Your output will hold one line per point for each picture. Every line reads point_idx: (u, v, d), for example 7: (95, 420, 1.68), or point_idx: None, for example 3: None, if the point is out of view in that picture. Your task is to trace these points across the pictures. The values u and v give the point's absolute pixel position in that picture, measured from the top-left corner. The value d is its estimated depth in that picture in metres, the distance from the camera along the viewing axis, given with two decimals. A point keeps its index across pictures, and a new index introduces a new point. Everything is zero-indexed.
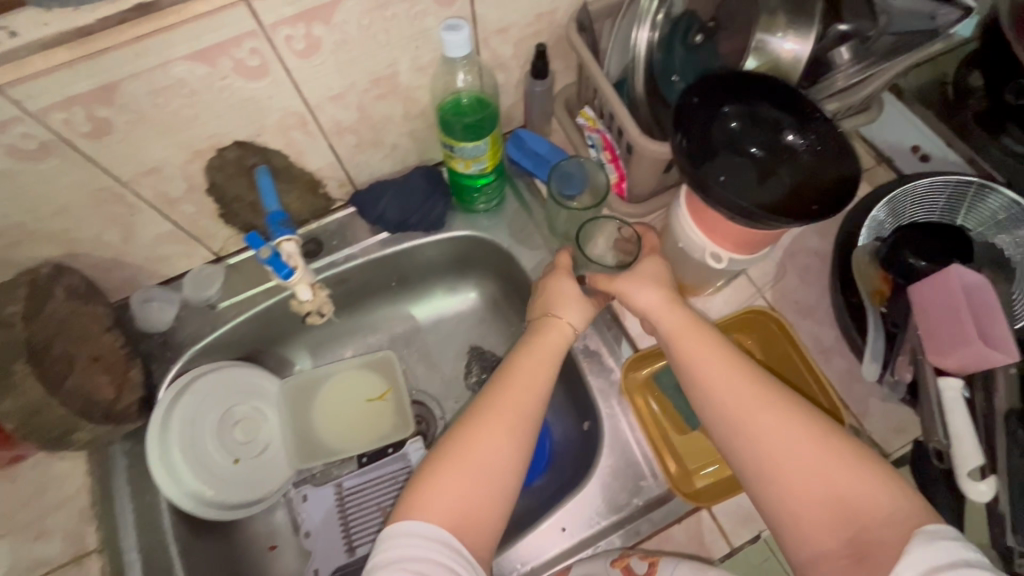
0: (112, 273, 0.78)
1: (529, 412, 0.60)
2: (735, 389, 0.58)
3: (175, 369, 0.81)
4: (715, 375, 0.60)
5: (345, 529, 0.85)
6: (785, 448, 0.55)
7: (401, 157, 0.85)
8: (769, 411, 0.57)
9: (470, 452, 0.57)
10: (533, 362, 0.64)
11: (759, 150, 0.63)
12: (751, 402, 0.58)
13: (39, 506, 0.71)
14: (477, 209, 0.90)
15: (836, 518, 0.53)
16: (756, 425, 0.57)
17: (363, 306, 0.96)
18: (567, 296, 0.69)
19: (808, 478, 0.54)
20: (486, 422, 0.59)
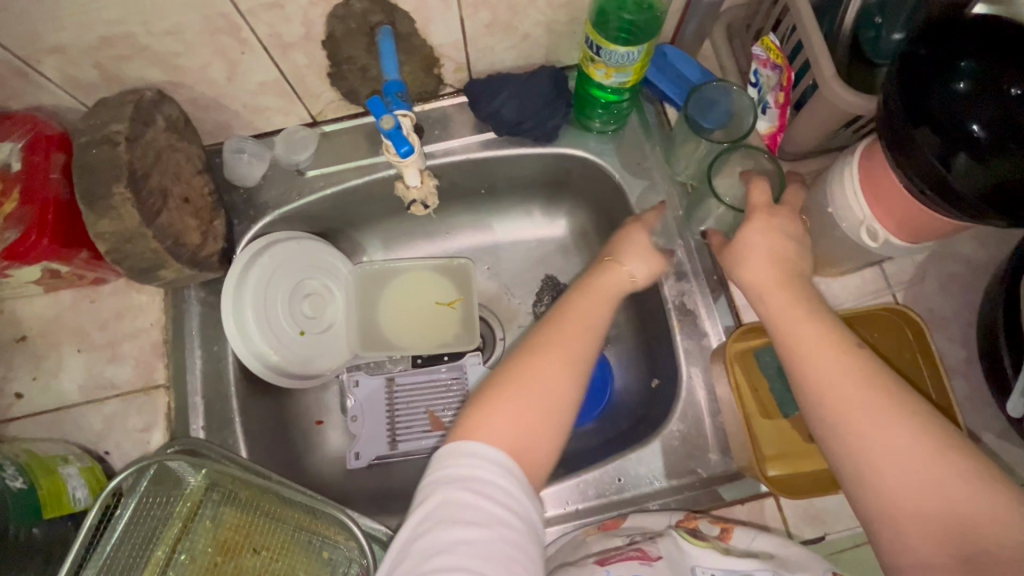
0: (208, 114, 0.73)
1: (581, 356, 0.56)
2: (840, 368, 0.50)
3: (255, 229, 0.79)
4: (817, 350, 0.51)
5: (391, 423, 0.86)
6: (894, 443, 0.47)
7: (529, 51, 0.76)
8: (877, 398, 0.48)
9: (523, 386, 0.53)
10: (590, 308, 0.59)
11: (981, 129, 0.50)
12: (856, 385, 0.49)
13: (117, 332, 0.72)
14: (593, 127, 0.80)
15: (954, 530, 0.44)
16: (861, 413, 0.48)
17: (447, 208, 0.91)
18: (634, 246, 0.65)
19: (922, 478, 0.45)
20: (539, 354, 0.55)
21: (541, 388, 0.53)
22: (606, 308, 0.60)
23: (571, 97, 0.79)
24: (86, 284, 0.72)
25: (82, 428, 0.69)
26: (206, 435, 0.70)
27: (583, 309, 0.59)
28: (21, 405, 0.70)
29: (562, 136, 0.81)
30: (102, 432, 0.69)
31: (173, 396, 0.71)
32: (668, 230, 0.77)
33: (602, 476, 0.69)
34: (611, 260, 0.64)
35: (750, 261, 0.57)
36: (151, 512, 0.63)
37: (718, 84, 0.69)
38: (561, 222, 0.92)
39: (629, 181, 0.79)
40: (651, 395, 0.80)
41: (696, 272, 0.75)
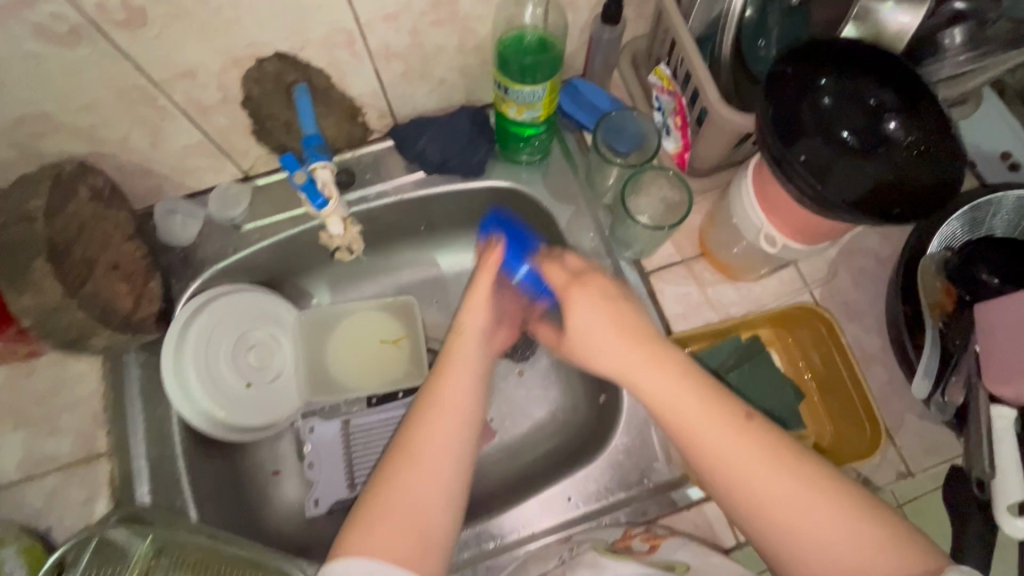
0: (136, 179, 0.74)
1: (462, 418, 0.54)
2: (694, 420, 0.50)
3: (195, 287, 0.79)
4: (700, 418, 0.49)
5: (348, 465, 0.86)
6: (762, 482, 0.47)
7: (448, 93, 0.79)
8: (745, 449, 0.48)
9: (402, 481, 0.50)
10: (458, 363, 0.57)
11: (849, 137, 0.58)
12: (727, 438, 0.48)
13: (55, 404, 0.72)
14: (520, 159, 0.84)
15: (834, 559, 0.44)
16: (728, 463, 0.48)
17: (388, 247, 0.93)
18: (459, 377, 0.56)
19: (793, 510, 0.45)
20: (411, 441, 0.52)
21: (424, 483, 0.50)
22: (476, 369, 0.57)
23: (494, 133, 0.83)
24: (20, 358, 0.72)
25: (22, 507, 0.68)
26: (153, 499, 0.69)
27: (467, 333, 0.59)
28: None
29: (489, 170, 0.84)
30: (43, 509, 0.68)
31: (115, 463, 0.70)
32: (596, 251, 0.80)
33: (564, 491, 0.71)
34: (452, 329, 0.60)
35: (587, 325, 0.56)
36: None
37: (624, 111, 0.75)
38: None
39: (556, 207, 0.82)
40: (599, 411, 0.82)
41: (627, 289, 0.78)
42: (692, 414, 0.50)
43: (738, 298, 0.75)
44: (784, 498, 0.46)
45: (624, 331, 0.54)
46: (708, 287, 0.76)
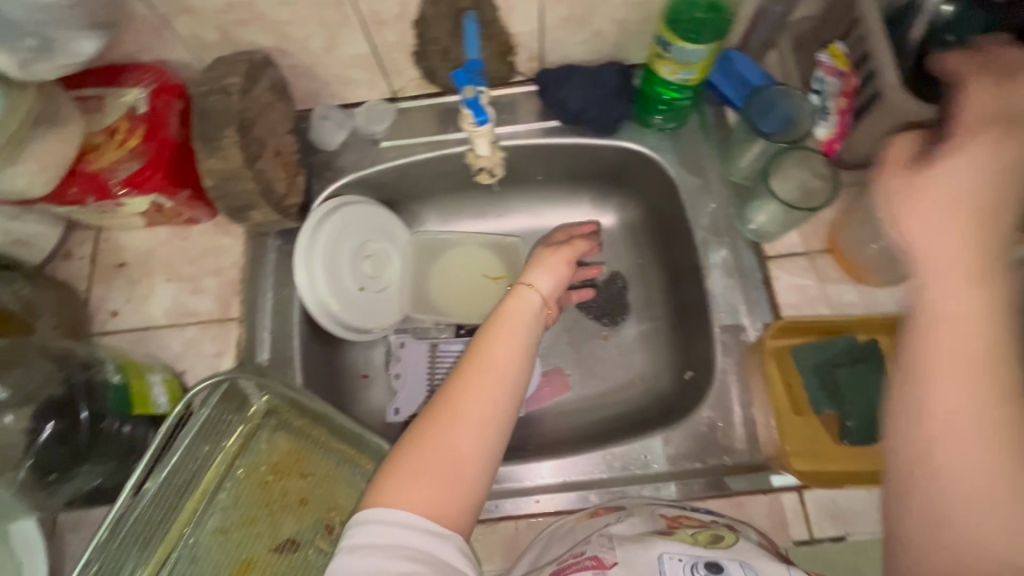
0: (302, 81, 0.81)
1: (503, 386, 0.52)
2: (968, 317, 0.32)
3: (331, 190, 0.86)
4: (957, 293, 0.32)
5: (430, 385, 0.90)
6: (975, 390, 0.31)
7: (600, 46, 0.80)
8: (982, 373, 0.31)
9: (436, 438, 0.49)
10: (505, 333, 0.56)
11: None
12: (959, 337, 0.32)
13: (203, 268, 0.81)
14: (652, 123, 0.84)
15: None
16: (933, 364, 0.33)
17: (504, 190, 0.96)
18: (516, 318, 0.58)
19: (995, 479, 0.30)
20: (453, 401, 0.51)
21: (466, 441, 0.49)
22: (523, 337, 0.57)
23: (635, 93, 0.83)
24: (181, 221, 0.81)
25: (165, 348, 0.77)
26: (270, 367, 0.77)
27: (510, 309, 0.59)
28: (115, 321, 0.79)
29: (622, 129, 0.85)
30: (181, 354, 0.77)
31: (244, 329, 0.78)
32: (716, 227, 0.79)
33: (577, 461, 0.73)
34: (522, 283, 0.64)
35: (942, 191, 0.34)
36: (217, 425, 0.70)
37: (780, 89, 0.73)
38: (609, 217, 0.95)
39: (683, 177, 0.82)
40: (683, 385, 0.82)
41: (742, 269, 0.76)
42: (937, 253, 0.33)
43: (859, 300, 0.72)
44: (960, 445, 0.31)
45: (981, 221, 0.33)
46: (828, 284, 0.74)
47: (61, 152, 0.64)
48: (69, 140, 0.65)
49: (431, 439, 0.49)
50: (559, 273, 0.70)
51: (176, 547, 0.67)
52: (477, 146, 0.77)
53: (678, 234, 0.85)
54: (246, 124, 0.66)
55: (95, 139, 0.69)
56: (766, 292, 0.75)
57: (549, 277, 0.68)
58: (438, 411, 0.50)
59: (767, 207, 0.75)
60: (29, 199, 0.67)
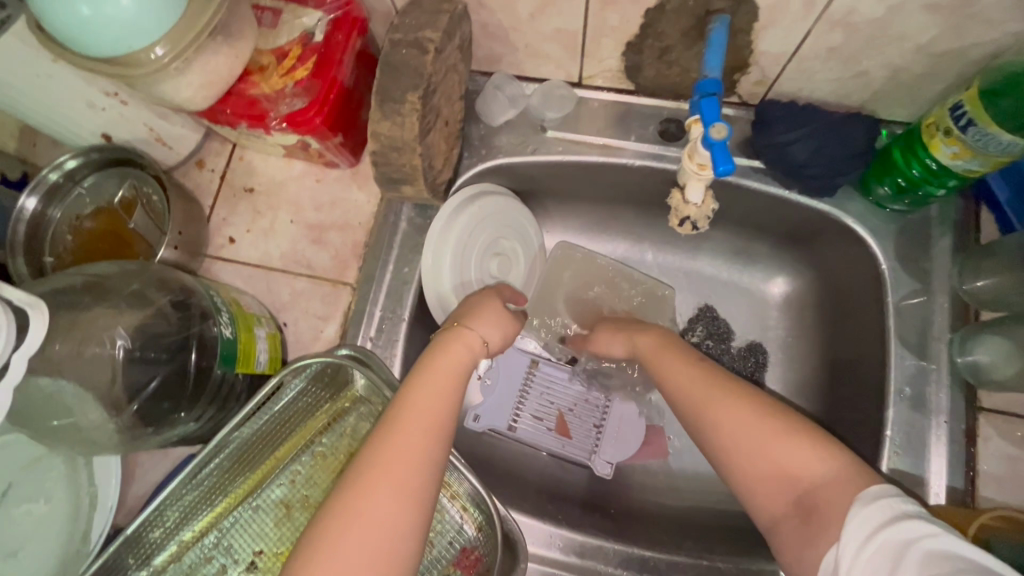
0: (488, 42, 0.70)
1: (433, 446, 0.49)
2: (682, 381, 0.55)
3: (479, 172, 0.77)
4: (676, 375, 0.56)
5: (519, 400, 0.80)
6: (732, 417, 0.50)
7: (853, 90, 0.64)
8: (717, 392, 0.52)
9: (352, 512, 0.45)
10: (424, 382, 0.53)
11: None
12: (697, 382, 0.54)
13: (329, 220, 0.74)
14: (874, 192, 0.67)
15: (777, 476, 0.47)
16: (692, 393, 0.53)
17: (660, 217, 0.83)
18: (480, 311, 0.62)
19: (740, 439, 0.49)
20: (376, 460, 0.47)
21: (387, 492, 0.46)
22: (459, 376, 0.55)
23: (873, 154, 0.67)
24: (321, 163, 0.74)
25: (273, 294, 0.72)
26: (373, 346, 0.71)
27: (451, 354, 0.56)
28: (230, 249, 0.74)
29: (838, 194, 0.69)
30: (288, 305, 0.72)
31: (356, 298, 0.72)
32: (923, 348, 0.64)
33: (582, 543, 0.69)
34: (461, 323, 0.61)
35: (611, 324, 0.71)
36: (309, 399, 0.66)
37: None
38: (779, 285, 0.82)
39: (899, 275, 0.66)
40: None
41: (940, 412, 0.62)
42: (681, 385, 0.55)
43: None
44: (733, 431, 0.49)
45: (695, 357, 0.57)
46: None
47: (229, 68, 0.57)
48: (239, 58, 0.58)
49: (345, 516, 0.44)
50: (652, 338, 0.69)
51: (245, 502, 0.66)
52: (687, 188, 0.60)
53: (860, 337, 0.71)
54: (430, 90, 0.57)
55: (262, 59, 0.61)
56: (962, 449, 0.61)
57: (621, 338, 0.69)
58: (365, 471, 0.47)
59: (996, 344, 0.60)
60: (182, 108, 0.61)
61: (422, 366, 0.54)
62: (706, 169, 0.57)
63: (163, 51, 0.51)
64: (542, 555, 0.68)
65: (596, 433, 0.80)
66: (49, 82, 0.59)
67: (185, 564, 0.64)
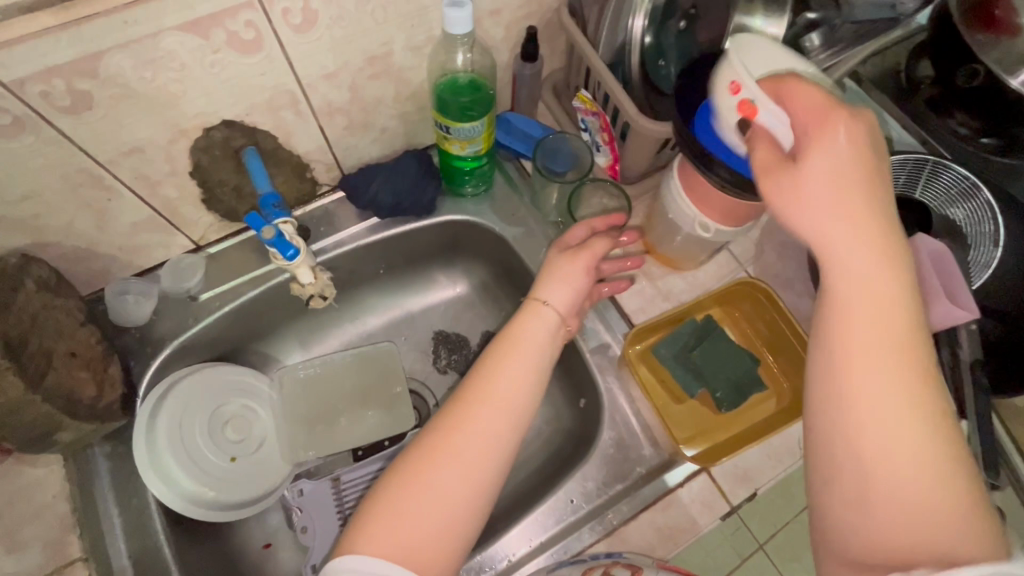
0: (83, 264, 0.73)
1: (511, 415, 0.56)
2: (867, 300, 0.41)
3: (158, 365, 0.77)
4: (860, 307, 0.41)
5: (342, 521, 0.80)
6: (864, 381, 0.40)
7: (390, 142, 0.84)
8: (888, 364, 0.40)
9: (422, 477, 0.52)
10: (491, 358, 0.59)
11: None
12: (865, 330, 0.41)
13: (14, 517, 0.66)
14: (464, 192, 0.89)
15: (889, 475, 0.39)
16: (859, 342, 0.41)
17: (350, 297, 0.93)
18: (554, 279, 0.66)
19: (905, 429, 0.39)
20: (426, 447, 0.53)
21: (449, 475, 0.52)
22: (533, 370, 0.59)
23: (439, 172, 0.88)
24: None
25: None
26: None
27: (526, 329, 0.62)
28: None
29: (440, 207, 0.88)
30: None
31: (91, 567, 0.65)
32: None
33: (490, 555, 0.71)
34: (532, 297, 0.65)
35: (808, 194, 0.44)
36: None
37: (557, 136, 0.83)
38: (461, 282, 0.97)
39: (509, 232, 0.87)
40: (581, 415, 0.86)
41: None
42: (864, 335, 0.41)
43: (687, 285, 0.83)
44: (877, 401, 0.40)
45: (881, 233, 0.42)
46: (659, 281, 0.83)
47: None
48: None
49: (418, 480, 0.52)
50: (579, 284, 0.68)
51: None
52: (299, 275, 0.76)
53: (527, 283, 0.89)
54: None
55: None
56: (615, 308, 0.82)
57: (567, 290, 0.66)
58: (425, 448, 0.53)
59: None
60: None
61: (503, 347, 0.60)
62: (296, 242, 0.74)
63: None
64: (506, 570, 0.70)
65: None
66: None
67: None
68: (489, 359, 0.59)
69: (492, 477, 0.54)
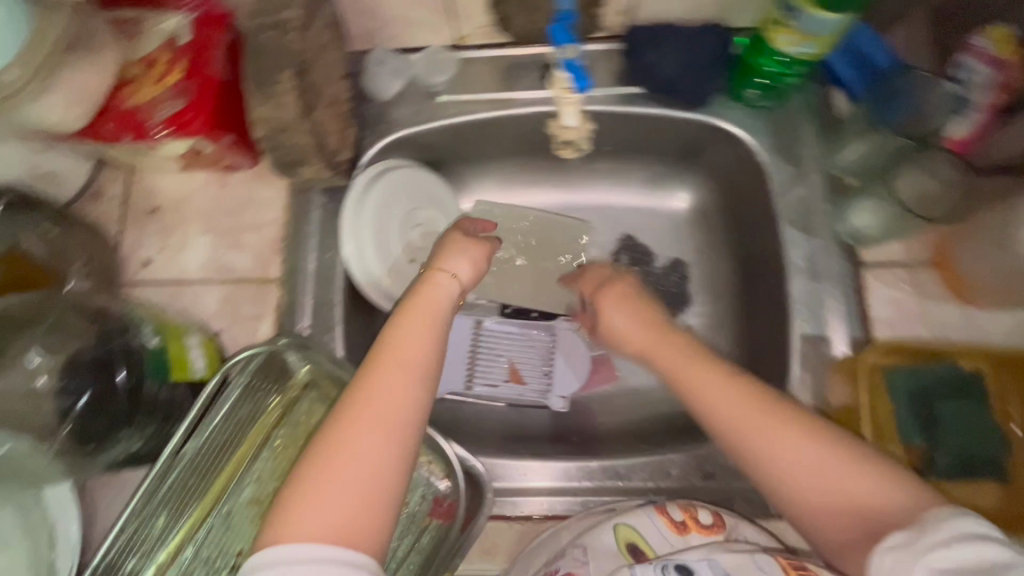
0: (362, 18, 0.72)
1: (421, 382, 0.50)
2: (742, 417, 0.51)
3: (381, 145, 0.78)
4: (726, 406, 0.52)
5: (471, 364, 0.82)
6: (800, 450, 0.49)
7: (700, 4, 0.70)
8: (781, 433, 0.49)
9: (343, 446, 0.46)
10: (669, 352, 0.58)
11: None
12: (746, 411, 0.51)
13: (242, 220, 0.74)
14: (751, 96, 0.73)
15: (820, 491, 0.48)
16: (741, 423, 0.51)
17: (563, 161, 0.87)
18: (454, 250, 0.62)
19: (810, 475, 0.48)
20: (353, 405, 0.48)
21: (375, 446, 0.46)
22: (436, 324, 0.54)
23: (731, 63, 0.72)
24: (222, 167, 0.74)
25: (199, 305, 0.72)
26: (309, 335, 0.72)
27: (424, 295, 0.56)
28: (148, 271, 0.73)
29: (712, 104, 0.75)
30: (216, 313, 0.72)
31: (284, 292, 0.72)
32: (809, 225, 0.71)
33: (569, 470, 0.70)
34: (432, 268, 0.60)
35: None
36: (253, 396, 0.66)
37: (912, 77, 0.66)
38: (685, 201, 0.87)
39: (776, 164, 0.73)
40: None
41: (831, 276, 0.69)
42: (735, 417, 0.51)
43: (965, 324, 0.66)
44: (785, 456, 0.49)
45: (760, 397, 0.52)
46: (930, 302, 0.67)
47: (95, 83, 0.57)
48: (105, 71, 0.57)
49: (337, 451, 0.45)
50: (479, 261, 0.62)
51: (211, 514, 0.66)
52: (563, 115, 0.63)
53: (761, 228, 0.77)
54: (305, 68, 0.58)
55: (132, 70, 0.61)
56: (858, 306, 0.68)
57: (469, 265, 0.61)
58: (342, 418, 0.47)
59: (867, 207, 0.68)
60: (58, 134, 0.60)
61: (407, 310, 0.54)
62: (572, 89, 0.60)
63: (16, 72, 0.50)
64: (551, 489, 0.69)
65: (546, 374, 0.83)
66: None
67: None
68: (403, 309, 0.54)
69: (419, 435, 0.48)
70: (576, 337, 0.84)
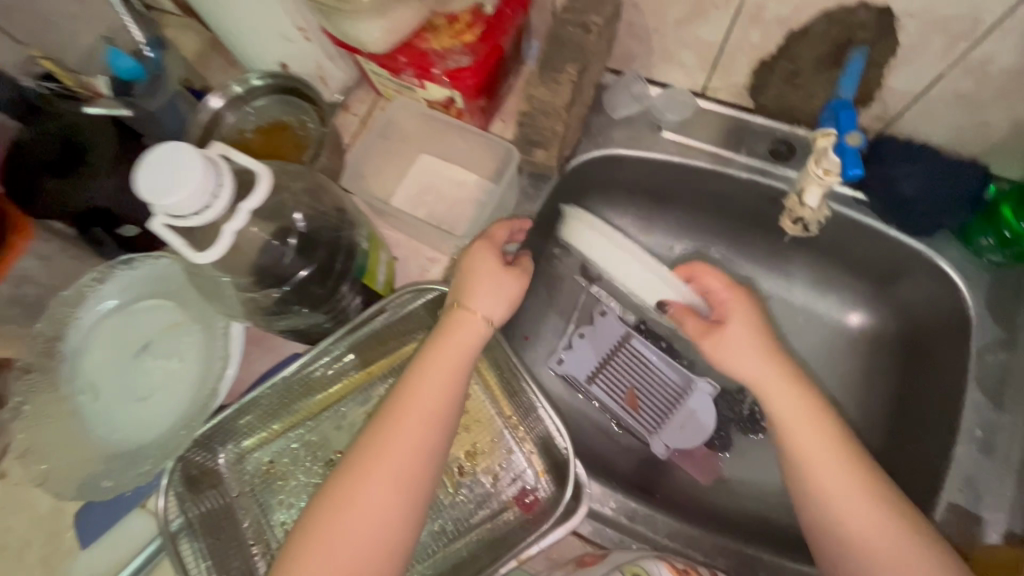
0: (627, 42, 0.76)
1: (432, 433, 0.59)
2: (835, 482, 0.57)
3: (594, 154, 0.82)
4: (849, 498, 0.57)
5: (592, 376, 0.86)
6: (830, 477, 0.57)
7: (973, 138, 0.68)
8: (869, 502, 0.56)
9: (352, 500, 0.55)
10: (843, 471, 0.57)
11: None
12: (810, 436, 0.59)
13: (450, 174, 0.81)
14: (984, 247, 0.69)
15: (878, 545, 0.55)
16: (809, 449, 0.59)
17: (746, 233, 0.88)
18: (484, 284, 0.62)
19: (912, 567, 0.53)
20: (367, 463, 0.56)
21: (373, 497, 0.55)
22: (459, 373, 0.61)
23: (975, 206, 0.69)
24: None
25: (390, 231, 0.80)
26: None
27: (450, 343, 0.60)
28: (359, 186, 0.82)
29: (937, 238, 0.72)
30: (399, 243, 0.79)
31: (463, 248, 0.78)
32: (1001, 397, 0.66)
33: (635, 509, 0.69)
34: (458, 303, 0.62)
35: None
36: (413, 323, 0.71)
37: None
38: (883, 313, 0.82)
39: (985, 321, 0.69)
40: None
41: (1008, 458, 0.64)
42: (845, 499, 0.57)
43: None
44: (858, 497, 0.56)
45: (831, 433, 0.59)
46: None
47: (411, 21, 0.65)
48: (422, 13, 0.65)
49: (344, 503, 0.55)
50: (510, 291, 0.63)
51: (330, 409, 0.73)
52: (805, 192, 0.67)
53: (939, 378, 0.73)
54: (585, 68, 0.63)
55: (436, 20, 0.68)
56: None
57: (495, 299, 0.62)
58: (352, 474, 0.56)
59: None
60: (360, 50, 0.68)
61: (419, 365, 0.60)
62: (831, 173, 0.62)
63: None
64: (597, 512, 0.68)
65: (659, 418, 0.83)
66: (259, 7, 0.69)
67: (270, 450, 0.72)
68: (415, 369, 0.60)
69: (426, 473, 0.58)
70: (708, 404, 0.83)
